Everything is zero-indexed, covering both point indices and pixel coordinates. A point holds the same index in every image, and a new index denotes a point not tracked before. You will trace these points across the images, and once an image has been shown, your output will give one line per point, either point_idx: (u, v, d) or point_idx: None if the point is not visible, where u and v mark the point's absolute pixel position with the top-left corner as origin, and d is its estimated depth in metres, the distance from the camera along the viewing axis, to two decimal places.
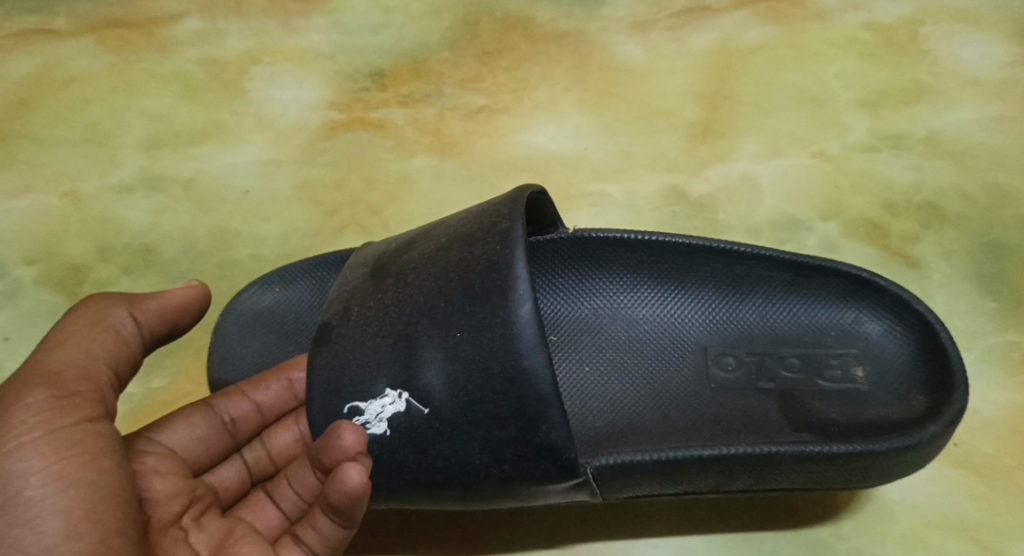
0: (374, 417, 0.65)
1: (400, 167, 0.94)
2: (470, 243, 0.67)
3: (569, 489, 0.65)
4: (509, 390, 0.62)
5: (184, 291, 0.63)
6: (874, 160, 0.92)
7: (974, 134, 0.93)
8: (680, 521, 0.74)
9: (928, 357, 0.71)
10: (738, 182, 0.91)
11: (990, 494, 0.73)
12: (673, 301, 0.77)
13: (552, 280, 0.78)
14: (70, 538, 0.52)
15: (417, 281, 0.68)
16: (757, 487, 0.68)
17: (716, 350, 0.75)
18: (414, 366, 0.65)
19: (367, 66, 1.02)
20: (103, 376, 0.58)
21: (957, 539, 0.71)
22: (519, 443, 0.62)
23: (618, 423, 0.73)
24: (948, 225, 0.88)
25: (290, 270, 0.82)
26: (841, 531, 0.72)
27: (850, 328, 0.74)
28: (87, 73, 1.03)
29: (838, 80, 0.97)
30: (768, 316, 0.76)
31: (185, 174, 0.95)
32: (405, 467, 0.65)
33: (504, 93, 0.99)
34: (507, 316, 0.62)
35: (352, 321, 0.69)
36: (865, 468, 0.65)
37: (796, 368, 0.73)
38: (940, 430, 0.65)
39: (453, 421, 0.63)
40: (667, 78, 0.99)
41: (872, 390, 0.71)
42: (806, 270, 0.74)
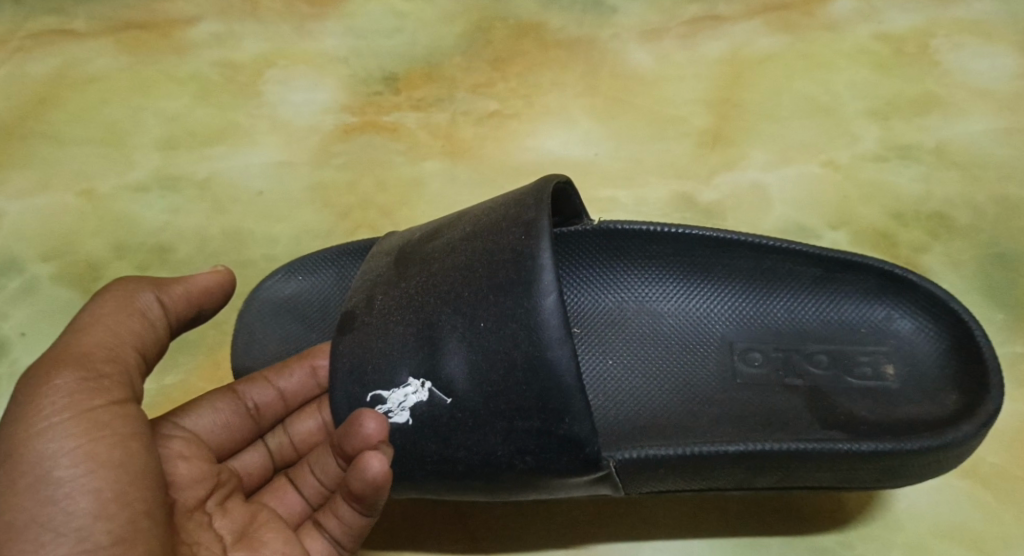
0: (397, 405, 0.66)
1: (413, 170, 0.95)
2: (496, 233, 0.68)
3: (591, 483, 0.65)
4: (533, 382, 0.62)
5: (209, 277, 0.66)
6: (883, 170, 0.92)
7: (983, 145, 0.93)
8: (694, 519, 0.74)
9: (960, 355, 0.71)
10: (748, 190, 0.92)
11: (997, 503, 0.73)
12: (699, 295, 0.78)
13: (579, 273, 0.79)
14: (99, 518, 0.52)
15: (441, 271, 0.69)
16: (783, 482, 0.68)
17: (742, 345, 0.76)
18: (437, 355, 0.65)
19: (380, 70, 1.04)
20: (131, 358, 0.59)
21: (962, 548, 0.72)
22: (543, 435, 0.63)
23: (643, 416, 0.74)
24: (957, 236, 0.88)
25: (313, 259, 0.83)
26: (847, 538, 0.73)
27: (880, 325, 0.75)
28: (104, 73, 1.04)
29: (848, 89, 0.98)
30: (796, 312, 0.76)
31: (200, 174, 0.96)
32: (427, 457, 0.65)
33: (516, 98, 1.00)
34: (532, 307, 0.63)
35: (376, 310, 0.70)
36: (895, 466, 0.65)
37: (824, 365, 0.74)
38: (973, 429, 0.64)
39: (475, 412, 0.64)
40: (678, 86, 1.00)
41: (902, 388, 0.71)
42: (834, 266, 0.75)
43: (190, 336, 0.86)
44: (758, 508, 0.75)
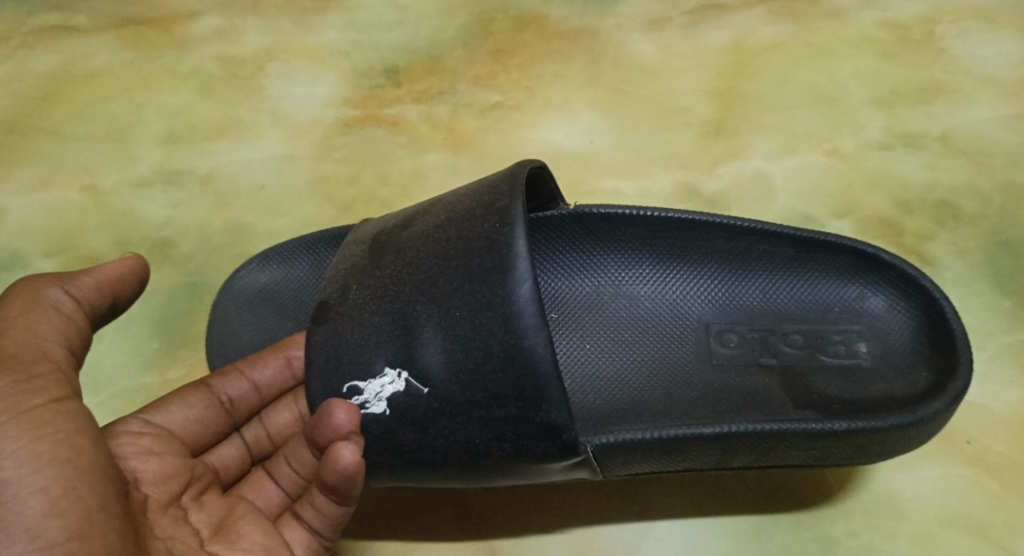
0: (373, 396, 0.66)
1: (414, 164, 0.95)
2: (470, 221, 0.68)
3: (569, 467, 0.65)
4: (508, 369, 0.62)
5: (118, 264, 0.61)
6: (888, 158, 0.92)
7: (989, 133, 0.92)
8: (684, 506, 0.74)
9: (934, 332, 0.71)
10: (751, 179, 0.91)
11: (1001, 492, 0.73)
12: (675, 278, 0.78)
13: (554, 257, 0.78)
14: (52, 515, 0.51)
15: (415, 260, 0.68)
16: (759, 463, 0.68)
17: (719, 327, 0.76)
18: (413, 344, 0.65)
19: (381, 63, 1.03)
20: (59, 354, 0.57)
21: (967, 536, 0.71)
22: (519, 422, 0.62)
23: (619, 399, 0.73)
24: (963, 224, 0.87)
25: (288, 248, 0.83)
26: (851, 527, 0.72)
27: (856, 303, 0.74)
28: (106, 69, 1.04)
29: (853, 78, 0.97)
30: (771, 292, 0.76)
31: (202, 168, 0.96)
32: (406, 446, 0.65)
33: (518, 90, 1.00)
34: (507, 294, 0.62)
35: (352, 301, 0.70)
36: (868, 444, 0.65)
37: (799, 344, 0.74)
38: (945, 405, 0.64)
39: (452, 400, 0.64)
40: (680, 77, 0.99)
41: (878, 366, 0.71)
42: (809, 245, 0.74)
43: (193, 330, 0.86)
44: (758, 494, 0.74)
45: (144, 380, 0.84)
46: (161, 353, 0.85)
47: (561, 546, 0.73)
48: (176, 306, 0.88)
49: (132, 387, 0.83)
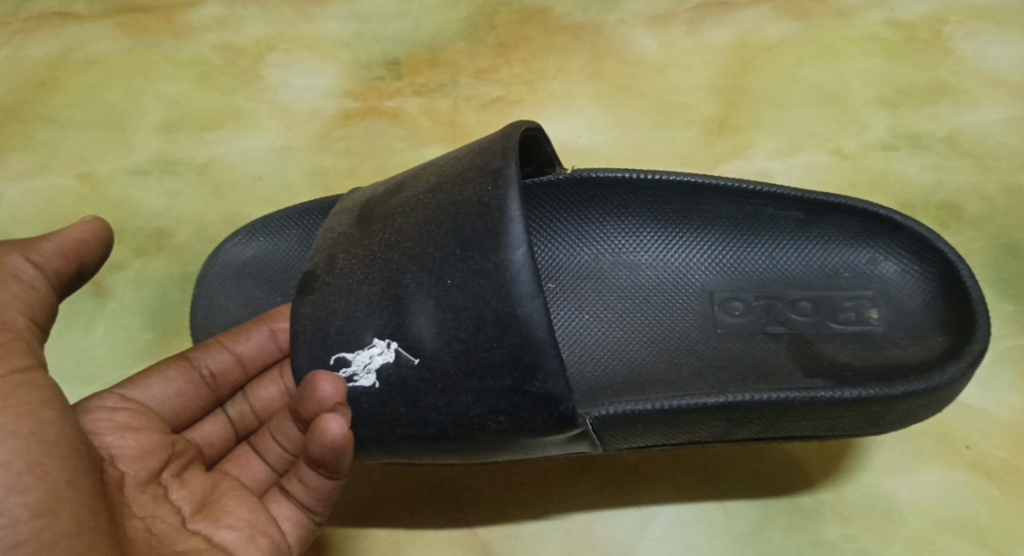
0: (361, 368, 0.65)
1: (414, 157, 0.94)
2: (463, 185, 0.67)
3: (569, 440, 0.64)
4: (503, 339, 0.61)
5: (79, 230, 0.60)
6: (892, 159, 0.91)
7: (995, 135, 0.91)
8: (679, 491, 0.72)
9: (944, 295, 0.70)
10: (754, 178, 0.90)
11: (1001, 498, 0.70)
12: (678, 245, 0.77)
13: (555, 225, 0.77)
14: (15, 491, 0.49)
15: (406, 228, 0.68)
16: (765, 435, 0.67)
17: (724, 295, 0.75)
18: (405, 314, 0.64)
19: (383, 55, 1.02)
20: (23, 324, 0.56)
21: (966, 542, 0.69)
22: (515, 394, 0.61)
23: (621, 369, 0.73)
24: (966, 226, 0.86)
25: (276, 220, 0.82)
26: (848, 530, 0.70)
27: (866, 267, 0.74)
28: (105, 56, 1.03)
29: (858, 78, 0.96)
30: (778, 259, 0.75)
31: (199, 159, 0.95)
32: (397, 419, 0.65)
33: (519, 85, 0.99)
34: (501, 260, 0.61)
35: (341, 272, 0.69)
36: (878, 413, 0.64)
37: (807, 311, 0.73)
38: (959, 371, 0.63)
39: (445, 371, 0.63)
40: (684, 73, 0.98)
41: (889, 333, 0.71)
42: (815, 209, 0.73)
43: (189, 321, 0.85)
44: (754, 492, 0.72)
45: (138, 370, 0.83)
46: (155, 343, 0.84)
47: (553, 547, 0.70)
48: (171, 297, 0.87)
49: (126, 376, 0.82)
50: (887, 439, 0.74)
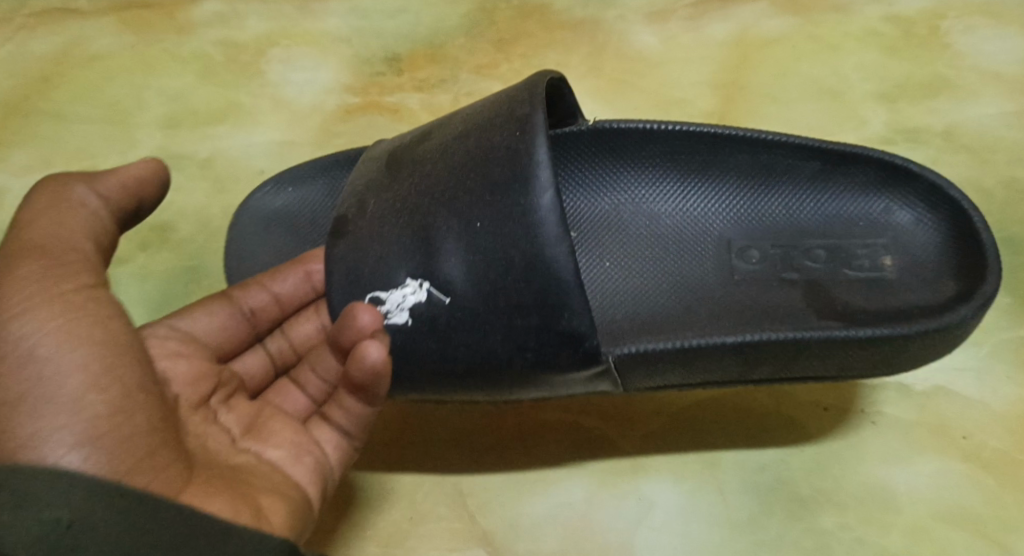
0: (394, 306, 0.66)
1: None
2: (489, 133, 0.68)
3: (591, 378, 0.65)
4: (531, 279, 0.62)
5: (140, 166, 0.62)
6: (889, 153, 0.91)
7: (992, 129, 0.91)
8: (690, 442, 0.72)
9: (960, 243, 0.71)
10: None
11: (998, 489, 0.69)
12: (697, 194, 0.78)
13: (577, 176, 0.79)
14: (93, 389, 0.52)
15: (436, 173, 0.69)
16: (780, 376, 0.68)
17: (741, 243, 0.76)
18: (435, 256, 0.65)
19: (383, 50, 1.03)
20: (89, 249, 0.57)
21: (963, 532, 0.67)
22: (540, 332, 0.63)
23: (639, 314, 0.75)
24: None
25: (302, 172, 0.82)
26: (846, 519, 0.68)
27: (881, 216, 0.74)
28: (107, 51, 1.04)
29: (856, 73, 0.96)
30: (794, 209, 0.76)
31: (201, 153, 0.96)
32: (428, 357, 0.66)
33: (520, 80, 1.00)
34: (527, 205, 0.62)
35: (376, 213, 0.70)
36: (892, 352, 0.64)
37: (821, 258, 0.74)
38: (971, 312, 0.63)
39: (474, 311, 0.64)
40: (683, 68, 0.98)
41: (903, 278, 0.71)
42: (832, 158, 0.74)
43: None
44: (754, 480, 0.70)
45: None
46: None
47: (552, 541, 0.69)
48: (177, 289, 0.88)
49: None
50: (883, 429, 0.72)
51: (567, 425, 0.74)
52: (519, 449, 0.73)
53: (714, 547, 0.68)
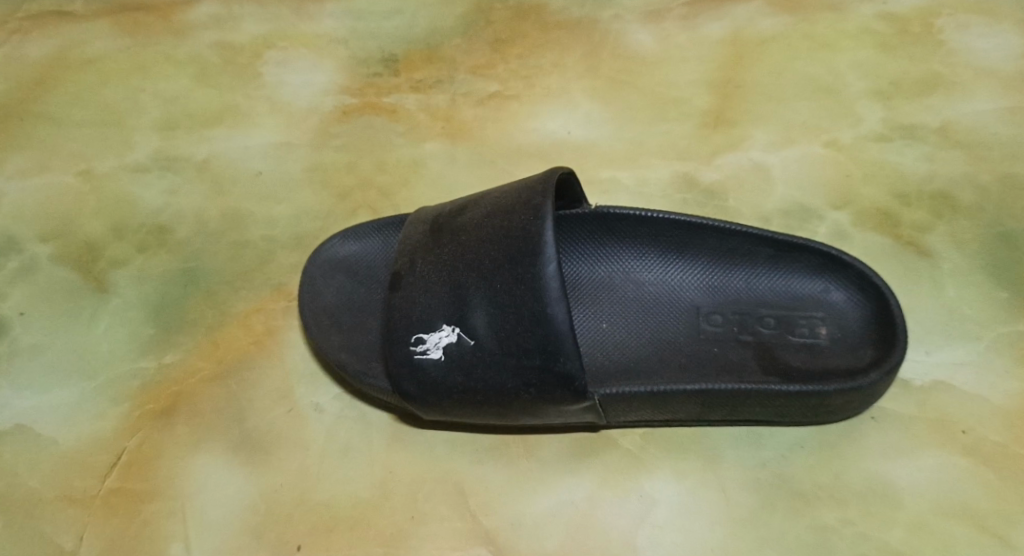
0: (431, 344, 0.69)
1: (412, 152, 0.95)
2: (509, 213, 0.70)
3: (582, 411, 0.69)
4: (536, 329, 0.66)
5: None
6: (887, 150, 0.90)
7: (989, 125, 0.91)
8: (679, 446, 0.72)
9: (881, 316, 0.71)
10: (750, 171, 0.90)
11: (998, 482, 0.69)
12: (674, 267, 0.77)
13: (574, 244, 0.79)
14: None
15: (467, 236, 0.72)
16: (731, 418, 0.70)
17: (706, 308, 0.76)
18: (464, 308, 0.69)
19: (380, 51, 1.03)
20: None
21: (963, 525, 0.67)
22: (543, 372, 0.66)
23: (605, 365, 0.75)
24: (960, 216, 0.84)
25: (370, 226, 0.82)
26: (848, 515, 0.68)
27: (817, 295, 0.73)
28: (103, 54, 1.04)
29: (851, 70, 0.97)
30: (746, 284, 0.76)
31: (198, 155, 0.96)
32: (454, 388, 0.69)
33: (516, 80, 1.00)
34: (534, 273, 0.66)
35: (416, 267, 0.73)
36: (818, 405, 0.66)
37: (771, 327, 0.74)
38: (880, 376, 0.65)
39: (492, 353, 0.68)
40: (679, 67, 0.99)
41: (834, 348, 0.71)
42: (782, 245, 0.73)
43: (190, 316, 0.84)
44: (756, 477, 0.70)
45: (139, 366, 0.81)
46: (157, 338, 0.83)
47: (554, 537, 0.69)
48: (173, 292, 0.86)
49: (127, 372, 0.81)
50: (883, 425, 0.72)
51: (568, 434, 0.73)
52: (521, 450, 0.73)
53: (716, 543, 0.68)
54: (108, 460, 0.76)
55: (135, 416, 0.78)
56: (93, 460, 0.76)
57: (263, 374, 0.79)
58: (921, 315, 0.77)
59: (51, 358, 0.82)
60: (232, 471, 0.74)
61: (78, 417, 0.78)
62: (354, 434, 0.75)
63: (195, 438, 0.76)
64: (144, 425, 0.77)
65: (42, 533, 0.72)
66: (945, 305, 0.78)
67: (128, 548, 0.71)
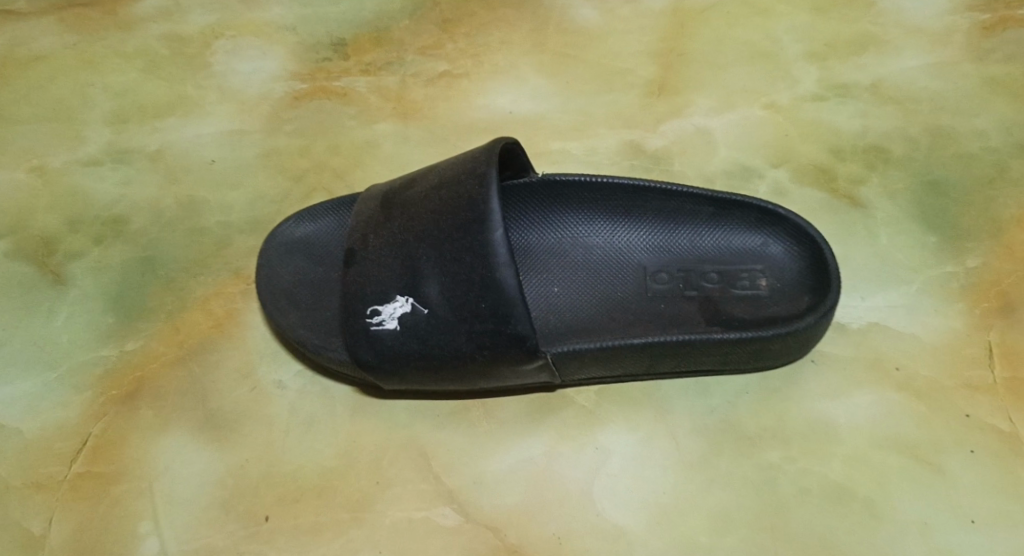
0: (387, 315, 0.71)
1: (364, 134, 0.96)
2: (455, 184, 0.72)
3: (536, 371, 0.71)
4: (487, 293, 0.68)
5: None
6: (823, 109, 0.93)
7: (919, 81, 0.93)
8: (633, 400, 0.75)
9: (816, 265, 0.74)
10: (693, 135, 0.93)
11: (928, 413, 0.73)
12: (621, 229, 0.80)
13: (523, 212, 0.81)
14: None
15: (417, 210, 0.73)
16: (680, 369, 0.73)
17: (653, 268, 0.79)
18: (416, 278, 0.71)
19: (329, 36, 1.04)
20: None
21: (896, 455, 0.71)
22: (494, 334, 0.68)
23: (558, 326, 0.77)
24: (893, 167, 0.88)
25: (323, 206, 0.83)
26: (790, 452, 0.72)
27: (756, 249, 0.77)
28: (51, 51, 1.04)
29: (787, 34, 0.99)
30: (690, 242, 0.78)
31: (151, 146, 0.97)
32: (411, 356, 0.71)
33: (465, 59, 1.01)
34: (482, 239, 0.68)
35: (369, 242, 0.74)
36: (759, 350, 0.70)
37: (714, 281, 0.77)
38: (815, 318, 0.69)
39: (445, 319, 0.70)
40: (622, 40, 1.01)
41: (774, 297, 0.74)
42: (721, 203, 0.76)
43: (151, 303, 0.85)
44: (704, 423, 0.73)
45: (101, 353, 0.82)
46: (119, 325, 0.84)
47: (516, 492, 0.71)
48: (132, 280, 0.87)
49: (89, 361, 0.82)
50: (822, 367, 0.75)
51: (524, 397, 0.76)
52: (480, 412, 0.75)
53: (668, 487, 0.71)
54: (73, 446, 0.77)
55: (99, 402, 0.79)
56: (59, 447, 0.77)
57: (224, 354, 0.81)
58: (856, 262, 0.81)
59: (12, 352, 0.83)
60: (198, 449, 0.76)
61: (43, 408, 0.79)
62: (318, 408, 0.77)
63: (160, 421, 0.78)
64: (109, 410, 0.79)
65: (13, 519, 0.73)
66: (878, 252, 0.81)
67: (100, 528, 0.73)
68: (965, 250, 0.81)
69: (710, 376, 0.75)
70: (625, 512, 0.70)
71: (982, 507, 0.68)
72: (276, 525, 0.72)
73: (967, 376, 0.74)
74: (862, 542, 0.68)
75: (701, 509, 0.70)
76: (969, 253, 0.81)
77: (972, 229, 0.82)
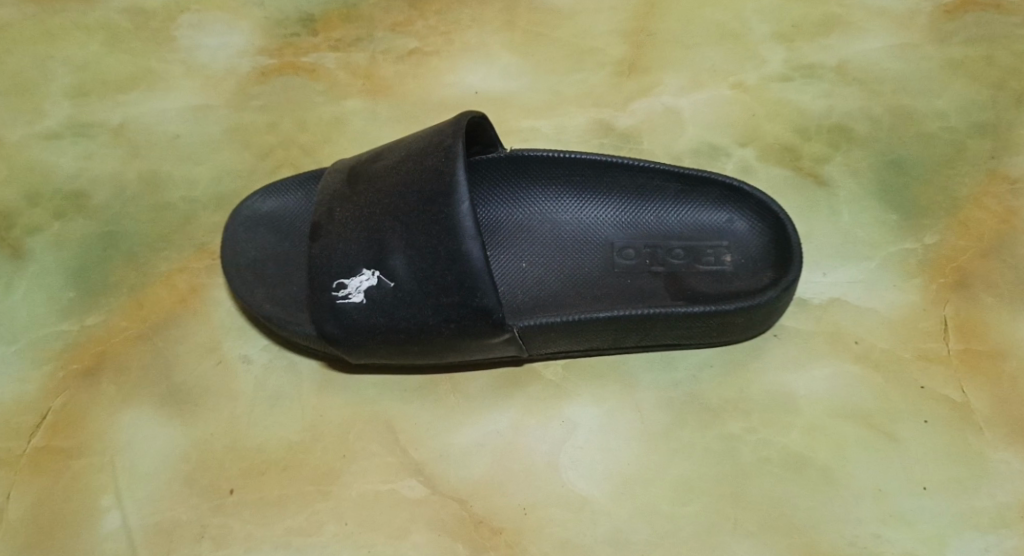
0: (353, 289, 0.71)
1: (333, 110, 0.95)
2: (422, 158, 0.72)
3: (502, 345, 0.71)
4: (453, 266, 0.68)
5: None
6: (789, 89, 0.94)
7: (884, 63, 0.95)
8: (599, 374, 0.75)
9: (779, 241, 0.75)
10: (662, 114, 0.93)
11: (886, 384, 0.74)
12: (589, 205, 0.80)
13: (491, 188, 0.81)
14: None
15: (384, 184, 0.73)
16: (645, 343, 0.73)
17: (620, 244, 0.79)
18: (383, 252, 0.71)
19: (297, 11, 1.02)
20: None
21: (854, 425, 0.72)
22: (460, 307, 0.68)
23: (525, 301, 0.78)
24: (856, 146, 0.89)
25: (290, 181, 0.83)
26: (751, 423, 0.73)
27: (722, 225, 0.77)
28: (9, 23, 1.02)
29: (756, 15, 0.99)
30: (657, 218, 0.79)
31: (114, 120, 0.95)
32: (377, 329, 0.71)
33: (435, 36, 1.01)
34: (449, 213, 0.68)
35: (335, 215, 0.74)
36: (723, 323, 0.71)
37: (680, 257, 0.77)
38: (777, 293, 0.70)
39: (411, 293, 0.70)
40: (593, 18, 1.01)
41: (738, 273, 0.75)
42: (687, 179, 0.77)
43: (113, 278, 0.84)
44: (668, 396, 0.74)
45: (62, 328, 0.81)
46: (80, 300, 0.83)
47: (481, 463, 0.72)
48: (93, 255, 0.86)
49: (50, 336, 0.81)
50: (784, 341, 0.76)
51: (491, 371, 0.76)
52: (447, 386, 0.76)
53: (631, 458, 0.72)
54: (32, 420, 0.76)
55: (59, 377, 0.79)
56: (18, 422, 0.76)
57: (188, 329, 0.80)
58: (818, 239, 0.82)
59: None
60: (161, 424, 0.75)
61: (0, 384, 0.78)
62: (284, 382, 0.77)
63: (121, 395, 0.77)
64: (70, 385, 0.78)
65: None
66: (840, 229, 0.83)
67: (61, 502, 0.72)
68: (924, 227, 0.83)
69: (674, 349, 0.76)
70: (588, 482, 0.71)
71: (933, 474, 0.70)
72: (240, 498, 0.72)
73: (923, 348, 0.76)
74: (817, 509, 0.69)
75: (663, 479, 0.71)
76: (927, 230, 0.83)
77: (931, 207, 0.84)
